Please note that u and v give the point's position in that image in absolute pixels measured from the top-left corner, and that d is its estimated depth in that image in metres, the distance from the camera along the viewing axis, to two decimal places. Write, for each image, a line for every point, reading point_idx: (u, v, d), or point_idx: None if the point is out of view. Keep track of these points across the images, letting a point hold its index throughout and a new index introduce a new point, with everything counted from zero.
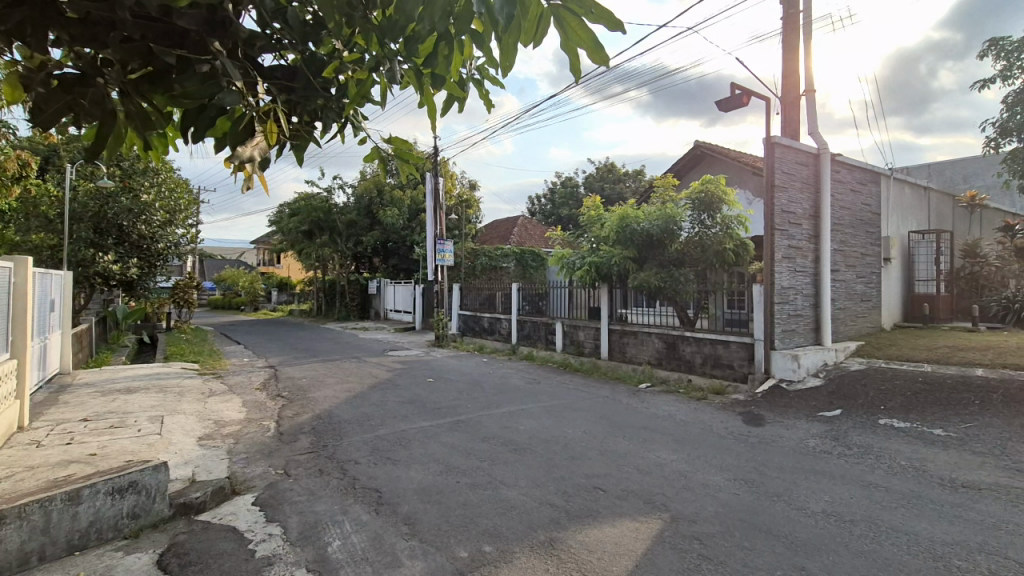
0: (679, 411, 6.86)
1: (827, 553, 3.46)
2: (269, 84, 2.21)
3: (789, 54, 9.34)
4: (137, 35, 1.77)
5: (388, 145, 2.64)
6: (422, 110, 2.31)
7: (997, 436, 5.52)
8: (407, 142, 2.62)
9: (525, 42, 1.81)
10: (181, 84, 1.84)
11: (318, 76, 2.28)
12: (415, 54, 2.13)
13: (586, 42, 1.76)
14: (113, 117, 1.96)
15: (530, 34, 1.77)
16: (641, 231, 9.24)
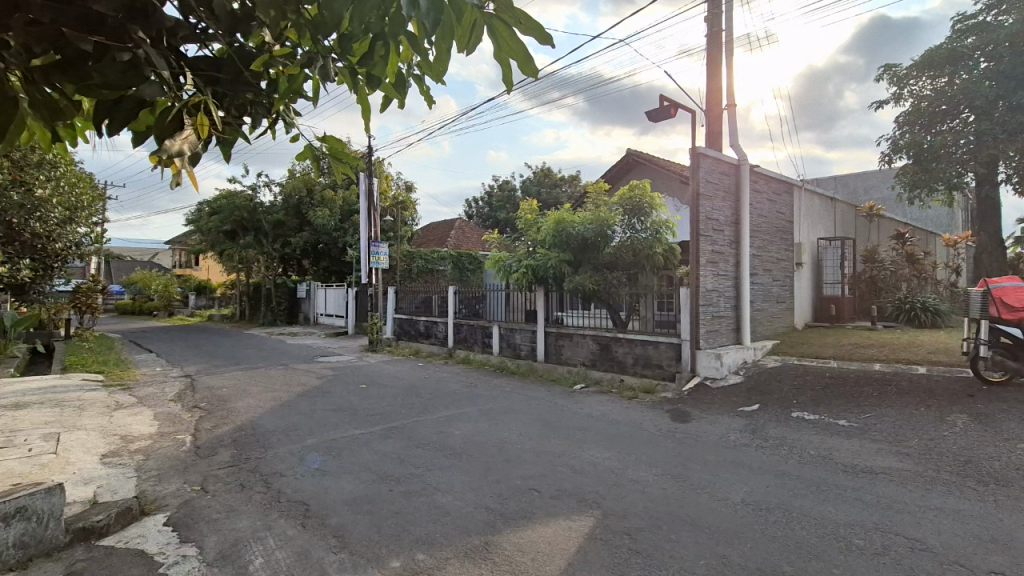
0: (611, 410, 7.05)
1: (745, 540, 3.66)
2: (194, 76, 2.04)
3: (713, 70, 9.91)
4: (46, 19, 1.63)
5: (322, 142, 2.57)
6: (357, 109, 2.26)
7: (891, 424, 6.10)
8: (342, 141, 2.55)
9: (459, 50, 1.81)
10: (98, 73, 1.69)
11: (247, 69, 2.15)
12: (350, 52, 2.09)
13: (518, 54, 1.80)
14: (16, 106, 1.76)
15: (463, 41, 1.78)
16: (576, 234, 9.50)
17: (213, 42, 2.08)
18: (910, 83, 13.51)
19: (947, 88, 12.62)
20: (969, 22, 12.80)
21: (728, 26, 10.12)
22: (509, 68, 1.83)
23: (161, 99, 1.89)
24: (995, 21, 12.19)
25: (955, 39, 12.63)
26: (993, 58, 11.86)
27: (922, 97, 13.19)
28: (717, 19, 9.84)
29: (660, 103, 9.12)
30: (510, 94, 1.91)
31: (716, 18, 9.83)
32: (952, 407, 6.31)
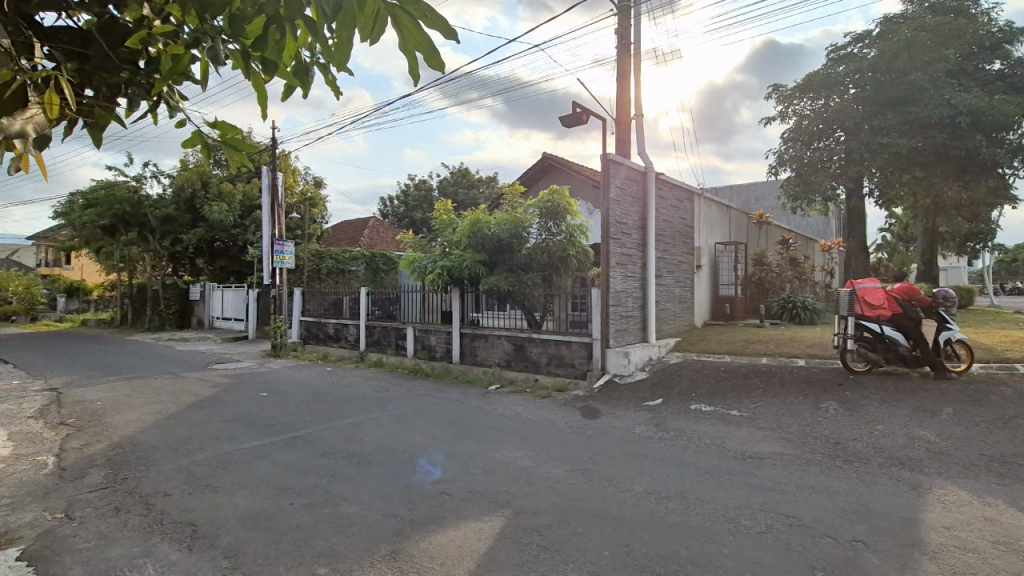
0: (525, 410, 7.16)
1: (646, 529, 3.84)
2: (53, 48, 1.82)
3: (623, 80, 10.39)
4: None
5: (213, 130, 2.35)
6: (252, 95, 2.09)
7: (774, 412, 6.71)
8: (236, 129, 2.36)
9: (362, 38, 1.75)
10: None
11: (121, 46, 1.92)
12: (242, 35, 1.92)
13: (425, 48, 1.76)
14: None
15: (366, 30, 1.71)
16: (491, 235, 9.60)
17: (79, 13, 1.85)
18: (794, 103, 14.97)
19: (823, 110, 14.12)
20: (841, 52, 14.44)
21: (637, 40, 10.66)
22: (414, 60, 1.79)
23: (5, 71, 1.63)
24: (861, 52, 13.85)
25: (830, 66, 14.16)
26: (859, 85, 13.45)
27: (802, 116, 14.67)
28: (626, 32, 10.33)
29: (573, 109, 9.41)
30: (417, 88, 1.87)
31: (626, 31, 10.32)
32: (824, 396, 7.06)
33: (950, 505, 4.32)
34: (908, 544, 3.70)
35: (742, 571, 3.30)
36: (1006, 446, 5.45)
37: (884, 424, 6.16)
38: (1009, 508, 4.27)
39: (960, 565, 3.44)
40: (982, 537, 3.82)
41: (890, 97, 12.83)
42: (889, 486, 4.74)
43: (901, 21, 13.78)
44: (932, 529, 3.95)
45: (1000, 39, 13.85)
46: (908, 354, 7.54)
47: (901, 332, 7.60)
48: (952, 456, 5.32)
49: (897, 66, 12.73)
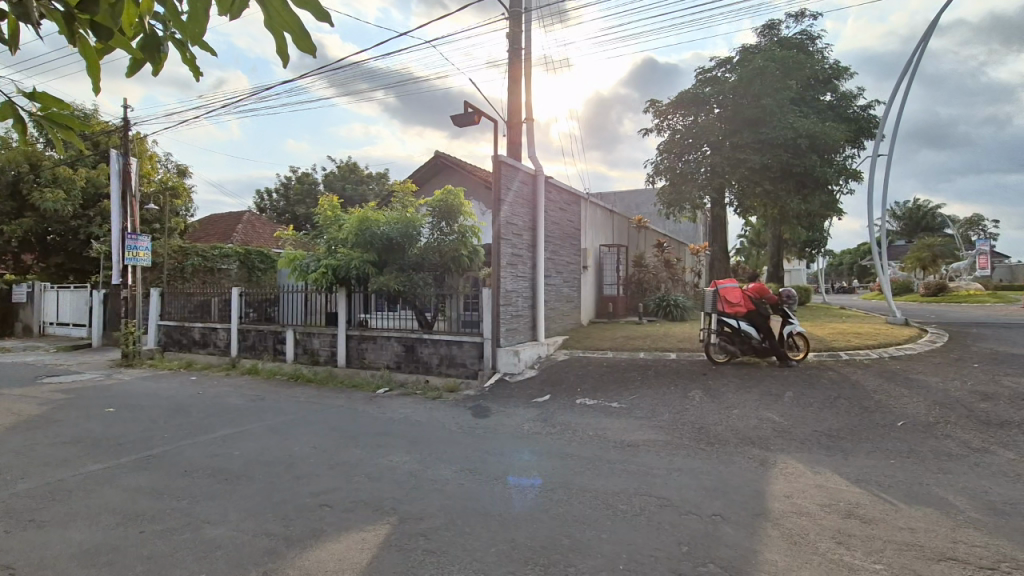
0: (414, 412, 7.02)
1: (530, 523, 3.94)
2: None
3: (514, 83, 10.60)
4: None
5: (31, 102, 2.00)
6: (82, 65, 1.81)
7: (649, 403, 7.24)
8: (62, 103, 2.02)
9: (220, 13, 1.60)
10: None
11: None
12: None
13: (294, 29, 1.65)
14: None
15: (224, 4, 1.56)
16: (380, 234, 9.35)
17: None
18: (668, 118, 16.26)
19: (692, 125, 15.50)
20: (707, 74, 15.97)
21: (528, 46, 10.94)
22: (283, 41, 1.67)
23: None
24: (723, 76, 15.45)
25: (699, 86, 15.56)
26: (721, 106, 14.98)
27: (675, 130, 15.99)
28: (517, 38, 10.56)
29: (465, 109, 9.41)
30: (286, 71, 1.74)
31: (516, 37, 10.53)
32: (691, 386, 7.77)
33: (789, 476, 4.97)
34: (757, 514, 4.18)
35: (618, 553, 3.52)
36: (832, 422, 6.40)
37: (740, 408, 6.91)
38: (833, 475, 5.01)
39: (796, 527, 3.96)
40: (814, 501, 4.45)
41: (746, 118, 14.48)
42: (742, 463, 5.33)
43: (756, 51, 15.60)
44: (776, 498, 4.51)
45: (829, 75, 16.25)
46: (759, 346, 8.55)
47: (754, 327, 8.60)
48: (792, 433, 6.12)
49: (752, 91, 14.37)
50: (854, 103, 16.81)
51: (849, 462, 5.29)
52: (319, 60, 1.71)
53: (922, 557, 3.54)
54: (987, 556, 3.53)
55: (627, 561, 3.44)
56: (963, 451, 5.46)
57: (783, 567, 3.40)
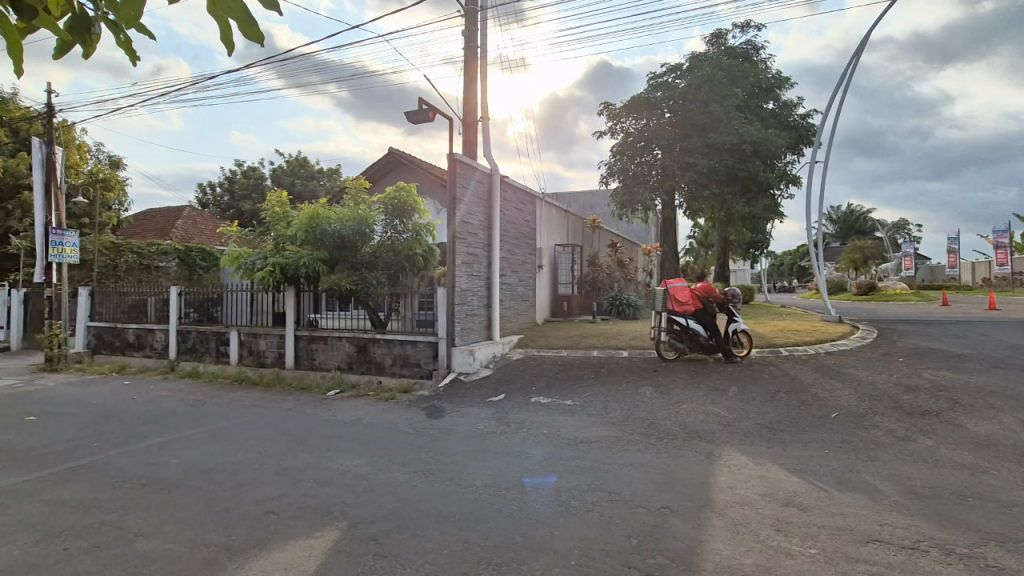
0: (366, 414, 6.88)
1: (484, 522, 3.93)
2: None
3: (469, 81, 10.55)
4: None
5: None
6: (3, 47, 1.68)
7: (602, 400, 7.39)
8: None
9: None
10: None
11: None
12: None
13: (239, 15, 1.59)
14: None
15: None
16: (331, 232, 9.13)
17: None
18: (621, 121, 16.56)
19: (644, 129, 15.87)
20: (658, 80, 16.40)
21: (483, 44, 10.89)
22: (228, 27, 1.60)
23: None
24: (674, 81, 15.90)
25: (650, 91, 15.94)
26: (671, 110, 15.42)
27: (628, 133, 16.32)
28: (472, 36, 10.49)
29: (419, 106, 9.29)
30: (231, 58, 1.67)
31: (470, 35, 10.46)
32: (642, 382, 7.97)
33: (733, 468, 5.18)
34: (702, 506, 4.34)
35: (570, 549, 3.57)
36: (772, 415, 6.71)
37: (688, 404, 7.15)
38: (773, 465, 5.27)
39: (739, 517, 4.14)
40: (755, 491, 4.65)
41: (695, 123, 14.99)
42: (690, 456, 5.51)
43: (704, 59, 16.15)
44: (721, 489, 4.69)
45: (771, 84, 17.03)
46: (706, 343, 8.87)
47: (702, 325, 8.91)
48: (735, 426, 6.39)
49: (700, 97, 14.88)
50: (794, 112, 17.69)
51: (787, 453, 5.56)
52: (266, 47, 1.65)
53: (852, 540, 3.77)
54: (909, 536, 3.80)
55: (579, 556, 3.49)
56: (889, 440, 5.85)
57: (726, 556, 3.54)
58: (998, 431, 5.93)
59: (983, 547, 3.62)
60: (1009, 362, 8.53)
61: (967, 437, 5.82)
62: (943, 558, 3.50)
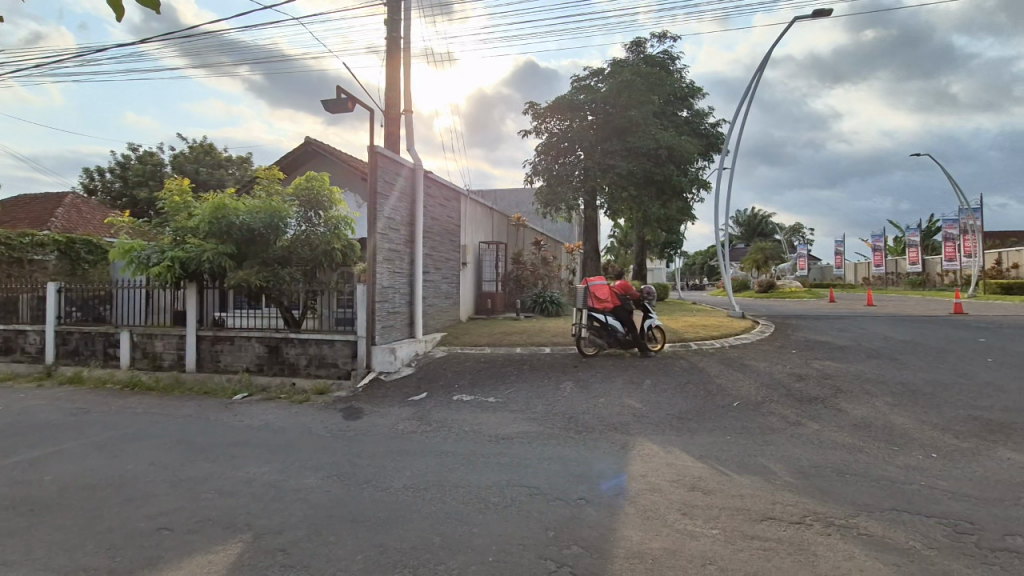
0: (277, 418, 6.53)
1: (401, 524, 3.86)
2: None
3: (392, 72, 10.28)
4: None
5: None
6: None
7: (523, 396, 7.48)
8: None
9: None
10: None
11: None
12: None
13: None
14: None
15: None
16: (239, 224, 8.59)
17: None
18: (545, 121, 16.83)
19: (567, 130, 16.19)
20: (581, 83, 16.81)
21: (406, 35, 10.64)
22: None
23: None
24: (596, 85, 16.38)
25: (573, 93, 16.31)
26: (594, 113, 15.88)
27: (552, 134, 16.59)
28: (395, 27, 10.23)
29: (337, 96, 8.92)
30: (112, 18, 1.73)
31: (393, 25, 10.18)
32: (563, 378, 8.16)
33: (645, 457, 5.44)
34: (616, 495, 4.51)
35: (488, 545, 3.59)
36: (682, 406, 7.13)
37: (605, 397, 7.41)
38: (682, 453, 5.59)
39: (649, 504, 4.35)
40: (665, 478, 4.92)
41: (616, 127, 15.57)
42: (606, 448, 5.72)
43: (624, 65, 16.78)
44: (634, 478, 4.90)
45: (684, 93, 18.03)
46: (624, 339, 9.26)
47: (619, 322, 9.29)
48: (648, 417, 6.72)
49: (621, 102, 15.46)
50: (705, 120, 18.85)
51: (694, 441, 5.93)
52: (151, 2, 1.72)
53: (749, 519, 4.08)
54: (796, 512, 4.18)
55: (496, 552, 3.52)
56: (782, 425, 6.40)
57: (636, 541, 3.71)
58: (871, 414, 6.67)
59: (856, 518, 4.06)
60: (881, 352, 9.62)
61: (847, 420, 6.51)
62: (824, 530, 3.88)
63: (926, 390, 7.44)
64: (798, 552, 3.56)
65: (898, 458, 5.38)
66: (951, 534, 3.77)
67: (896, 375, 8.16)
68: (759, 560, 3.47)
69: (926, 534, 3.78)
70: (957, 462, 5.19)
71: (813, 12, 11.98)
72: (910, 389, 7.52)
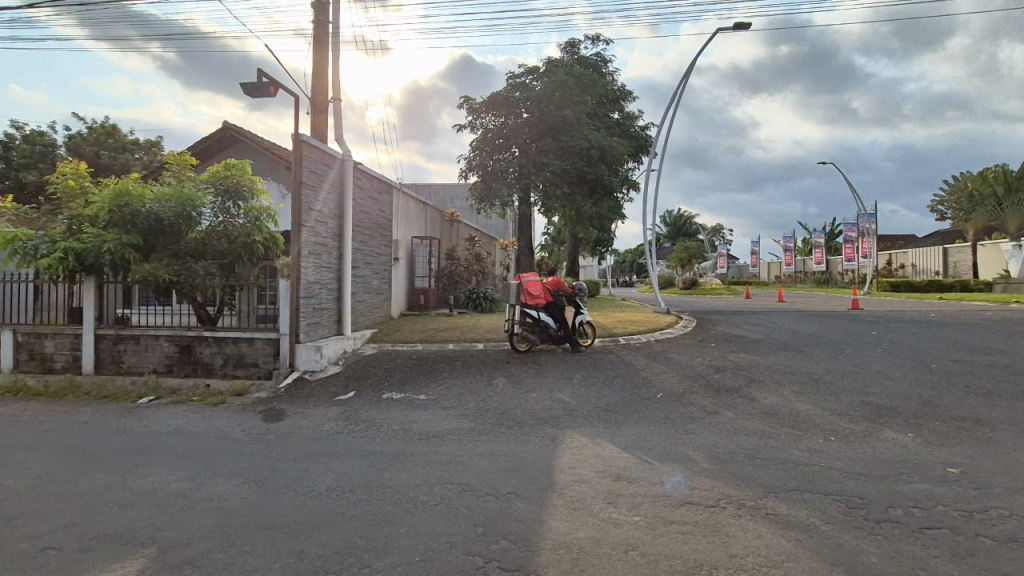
0: (189, 422, 6.10)
1: (324, 529, 3.72)
2: None
3: (319, 58, 9.83)
4: None
5: None
6: None
7: (455, 393, 7.43)
8: None
9: None
10: None
11: None
12: None
13: None
14: None
15: None
16: (145, 213, 7.93)
17: None
18: (480, 117, 16.75)
19: (502, 127, 16.20)
20: (516, 80, 16.85)
21: (334, 20, 10.21)
22: None
23: None
24: (531, 83, 16.48)
25: (508, 89, 16.30)
26: (529, 111, 15.98)
27: (487, 130, 16.54)
28: (322, 10, 9.78)
29: (258, 79, 8.41)
30: None
31: (321, 9, 9.75)
32: (495, 374, 8.19)
33: (574, 450, 5.57)
34: (545, 488, 4.59)
35: (415, 545, 3.54)
36: (610, 398, 7.37)
37: (536, 392, 7.52)
38: (609, 444, 5.77)
39: (576, 495, 4.46)
40: (592, 469, 5.07)
41: (550, 125, 15.77)
42: (536, 442, 5.80)
43: (559, 65, 17.01)
44: (563, 470, 5.01)
45: (616, 96, 18.56)
46: (556, 334, 9.42)
47: (551, 317, 9.45)
48: (578, 411, 6.88)
49: (555, 101, 15.67)
50: (635, 123, 19.53)
51: (620, 432, 6.14)
52: None
53: (669, 505, 4.28)
54: (711, 496, 4.44)
55: (423, 551, 3.47)
56: (701, 414, 6.78)
57: (563, 532, 3.79)
58: (779, 402, 7.21)
59: (764, 499, 4.37)
60: (789, 344, 10.41)
61: (759, 408, 6.99)
62: (736, 511, 4.15)
63: (826, 379, 8.15)
64: (712, 534, 3.78)
65: (802, 441, 5.84)
66: (844, 509, 4.15)
67: (802, 366, 8.86)
68: (678, 543, 3.65)
69: (823, 511, 4.13)
70: (851, 444, 5.72)
71: (734, 25, 12.68)
72: (814, 378, 8.19)
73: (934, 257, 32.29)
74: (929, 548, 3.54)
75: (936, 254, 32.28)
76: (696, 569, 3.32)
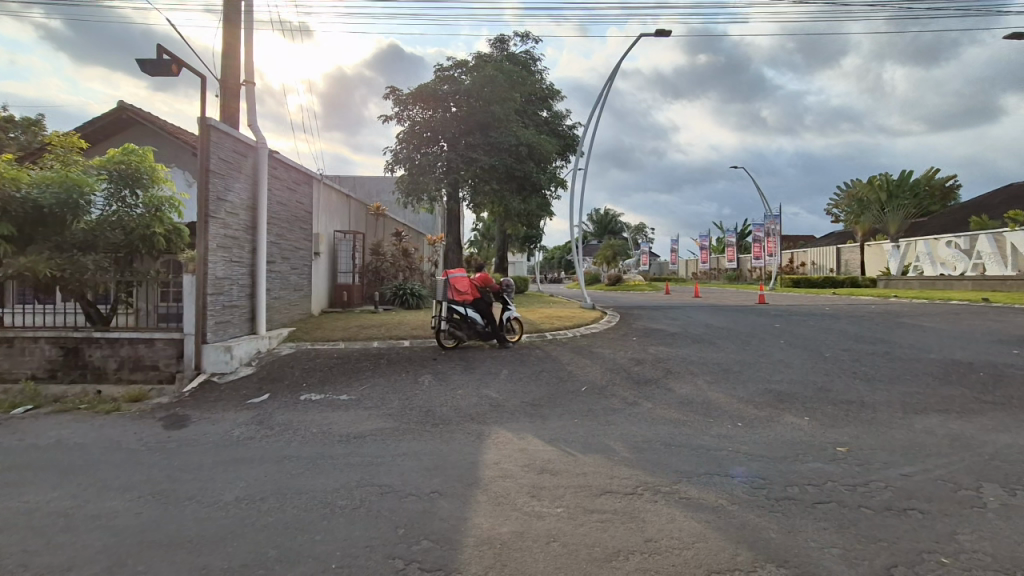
0: (75, 433, 5.50)
1: (230, 541, 3.49)
2: None
3: (229, 37, 9.15)
4: None
5: None
6: None
7: (378, 392, 7.22)
8: None
9: None
10: None
11: None
12: None
13: None
14: None
15: None
16: (21, 199, 7.07)
17: None
18: (407, 108, 16.29)
19: (429, 120, 15.88)
20: (444, 72, 16.54)
21: None
22: None
23: None
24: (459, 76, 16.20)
25: (435, 82, 15.92)
26: (457, 105, 15.77)
27: (413, 122, 16.13)
28: None
29: (158, 56, 7.70)
30: None
31: None
32: (421, 372, 8.05)
33: (499, 445, 5.59)
34: (469, 485, 4.57)
35: (331, 552, 3.40)
36: (536, 393, 7.48)
37: (463, 389, 7.48)
38: (533, 438, 5.85)
39: (500, 490, 4.47)
40: (517, 463, 5.11)
41: (478, 121, 15.66)
42: (461, 439, 5.76)
43: (487, 59, 16.90)
44: (487, 466, 5.02)
45: (543, 94, 18.75)
46: (483, 331, 9.40)
47: (478, 313, 9.42)
48: (504, 406, 6.92)
49: (483, 96, 15.57)
50: (561, 122, 19.86)
51: (545, 426, 6.24)
52: None
53: (590, 495, 4.41)
54: (628, 483, 4.63)
55: (340, 558, 3.34)
56: (621, 406, 7.05)
57: (486, 528, 3.80)
58: (693, 391, 7.64)
59: (678, 484, 4.60)
60: (703, 337, 11.06)
61: (675, 398, 7.38)
62: (652, 497, 4.35)
63: (734, 368, 8.75)
64: (629, 520, 3.94)
65: (714, 428, 6.23)
66: (748, 490, 4.45)
67: (714, 357, 9.44)
68: (597, 531, 3.76)
69: (730, 492, 4.41)
70: (756, 429, 6.16)
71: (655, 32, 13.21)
72: (723, 368, 8.76)
73: (828, 256, 35.62)
74: (820, 520, 3.89)
75: (830, 254, 35.62)
76: (614, 556, 3.44)
